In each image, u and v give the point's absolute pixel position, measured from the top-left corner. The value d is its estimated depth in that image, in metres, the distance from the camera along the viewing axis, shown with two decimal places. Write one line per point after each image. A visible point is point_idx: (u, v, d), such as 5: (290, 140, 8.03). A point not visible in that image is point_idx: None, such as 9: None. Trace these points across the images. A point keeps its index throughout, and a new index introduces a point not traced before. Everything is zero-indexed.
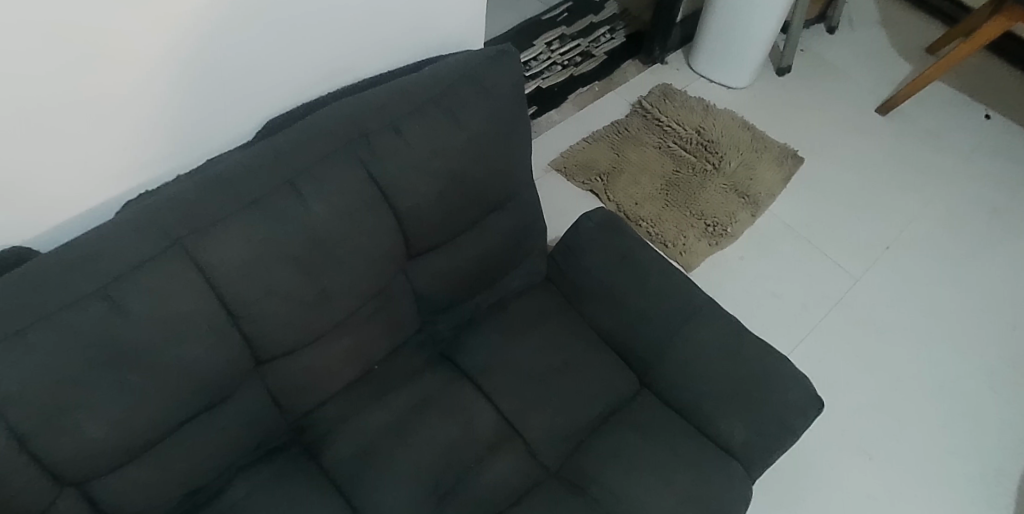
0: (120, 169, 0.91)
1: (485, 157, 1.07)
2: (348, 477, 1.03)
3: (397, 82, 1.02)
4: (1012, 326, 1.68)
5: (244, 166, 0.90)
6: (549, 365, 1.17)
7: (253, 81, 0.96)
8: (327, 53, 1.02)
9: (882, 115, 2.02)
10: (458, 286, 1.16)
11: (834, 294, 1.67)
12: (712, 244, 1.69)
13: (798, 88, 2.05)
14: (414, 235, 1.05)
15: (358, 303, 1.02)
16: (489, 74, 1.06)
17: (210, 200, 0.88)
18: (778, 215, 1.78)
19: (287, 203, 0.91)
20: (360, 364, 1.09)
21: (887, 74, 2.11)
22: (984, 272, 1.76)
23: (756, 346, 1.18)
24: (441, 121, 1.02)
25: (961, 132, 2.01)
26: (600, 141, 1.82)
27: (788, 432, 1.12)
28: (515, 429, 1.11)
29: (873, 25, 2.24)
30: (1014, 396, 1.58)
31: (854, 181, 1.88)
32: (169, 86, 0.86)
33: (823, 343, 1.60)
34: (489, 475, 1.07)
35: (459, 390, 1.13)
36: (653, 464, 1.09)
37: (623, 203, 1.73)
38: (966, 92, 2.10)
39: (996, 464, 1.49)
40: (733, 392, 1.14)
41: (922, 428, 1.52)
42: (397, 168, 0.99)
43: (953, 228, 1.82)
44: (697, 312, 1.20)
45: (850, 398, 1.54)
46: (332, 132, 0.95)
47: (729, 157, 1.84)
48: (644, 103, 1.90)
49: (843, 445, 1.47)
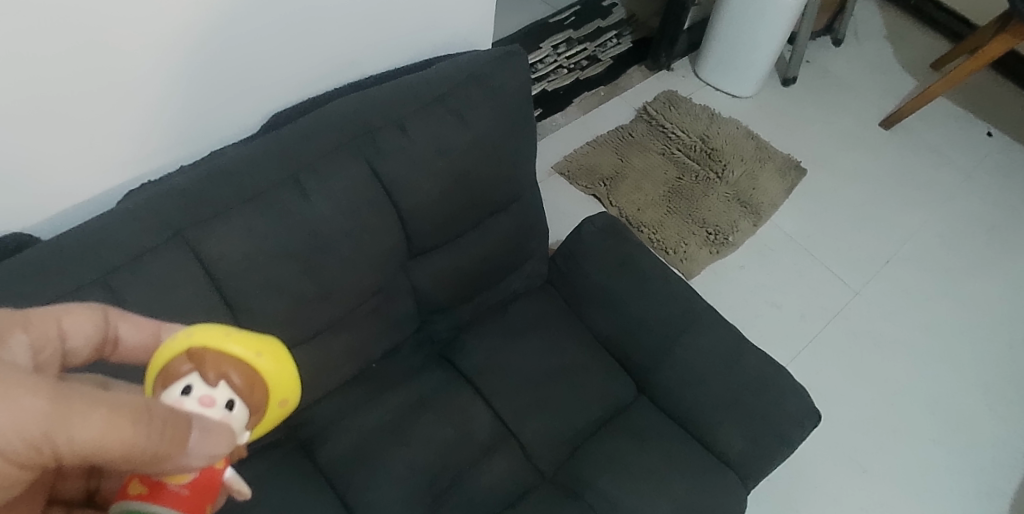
0: (124, 159, 0.91)
1: (490, 158, 1.06)
2: (343, 476, 1.02)
3: (404, 80, 1.02)
4: (1010, 344, 1.68)
5: (247, 158, 0.90)
6: (546, 368, 1.17)
7: (259, 74, 0.95)
8: (334, 49, 1.01)
9: (886, 129, 2.02)
10: (459, 288, 1.16)
11: (833, 307, 1.67)
12: (713, 253, 1.69)
13: (803, 100, 2.05)
14: (416, 233, 1.04)
15: (358, 300, 1.02)
16: (497, 76, 1.05)
17: (213, 192, 0.87)
18: (780, 226, 1.78)
19: (289, 198, 0.91)
20: (358, 362, 1.08)
21: (891, 89, 2.11)
22: (983, 289, 1.76)
23: (756, 356, 1.17)
24: (447, 121, 1.01)
25: (963, 149, 2.01)
26: (604, 146, 1.82)
27: (785, 444, 1.12)
28: (512, 433, 1.11)
29: (878, 40, 2.24)
30: (1010, 414, 1.58)
31: (856, 194, 1.88)
32: (176, 77, 0.86)
33: (821, 355, 1.60)
34: (484, 477, 1.07)
35: (457, 390, 1.13)
36: (649, 471, 1.09)
37: (625, 208, 1.72)
38: (970, 109, 2.10)
39: (990, 482, 1.48)
40: (732, 401, 1.14)
41: (918, 444, 1.51)
42: (401, 167, 0.99)
43: (953, 244, 1.82)
44: (697, 321, 1.20)
45: (846, 410, 1.53)
46: (337, 128, 0.95)
47: (732, 166, 1.84)
48: (649, 109, 1.90)
49: (837, 457, 1.47)
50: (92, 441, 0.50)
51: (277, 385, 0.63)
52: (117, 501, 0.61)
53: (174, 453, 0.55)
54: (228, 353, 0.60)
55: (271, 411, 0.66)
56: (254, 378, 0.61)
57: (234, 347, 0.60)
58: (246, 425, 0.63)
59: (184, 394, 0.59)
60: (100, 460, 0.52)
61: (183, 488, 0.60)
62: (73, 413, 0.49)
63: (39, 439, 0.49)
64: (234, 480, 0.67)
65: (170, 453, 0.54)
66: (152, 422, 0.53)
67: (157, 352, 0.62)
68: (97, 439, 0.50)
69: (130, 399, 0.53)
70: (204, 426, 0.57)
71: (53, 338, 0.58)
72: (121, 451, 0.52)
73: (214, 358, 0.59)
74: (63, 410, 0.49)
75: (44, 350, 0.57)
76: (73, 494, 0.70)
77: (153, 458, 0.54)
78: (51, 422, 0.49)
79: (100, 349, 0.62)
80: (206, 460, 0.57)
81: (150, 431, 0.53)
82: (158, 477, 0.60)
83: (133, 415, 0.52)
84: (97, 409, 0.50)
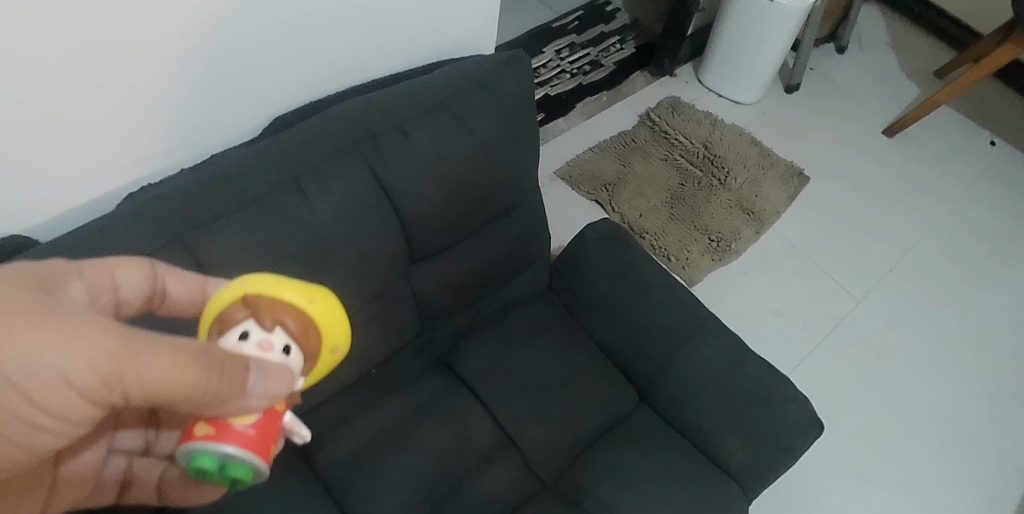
0: (126, 162, 0.90)
1: (492, 163, 1.06)
2: (342, 483, 1.02)
3: (407, 84, 1.01)
4: (1012, 355, 1.67)
5: (248, 162, 0.90)
6: (547, 376, 1.16)
7: (261, 78, 0.95)
8: (336, 53, 1.01)
9: (889, 137, 2.02)
10: (460, 294, 1.15)
11: (835, 315, 1.66)
12: (715, 260, 1.68)
13: (806, 107, 2.04)
14: (417, 239, 1.04)
15: (358, 305, 1.01)
16: (501, 80, 1.05)
17: (214, 196, 0.87)
18: (782, 233, 1.78)
19: (290, 202, 0.90)
20: (358, 368, 1.08)
21: (894, 97, 2.11)
22: (985, 299, 1.75)
23: (758, 365, 1.16)
24: (450, 126, 1.01)
25: (966, 157, 2.01)
26: (607, 151, 1.81)
27: (787, 454, 1.11)
28: (512, 440, 1.10)
29: (882, 47, 2.24)
30: (1012, 425, 1.57)
31: (858, 202, 1.87)
32: (177, 79, 0.85)
33: (823, 364, 1.59)
34: (483, 485, 1.06)
35: (457, 397, 1.12)
36: (649, 481, 1.08)
37: (627, 214, 1.72)
38: (973, 118, 2.10)
39: (992, 493, 1.48)
40: (734, 411, 1.13)
41: (920, 454, 1.50)
42: (402, 172, 0.98)
43: (955, 254, 1.81)
44: (699, 329, 1.19)
45: (848, 419, 1.53)
46: (339, 132, 0.94)
47: (735, 172, 1.84)
48: (652, 114, 1.89)
49: (839, 467, 1.46)
50: (157, 377, 0.56)
51: (327, 332, 0.67)
52: (183, 443, 0.61)
53: (236, 393, 0.58)
54: (282, 299, 0.64)
55: (323, 358, 0.70)
56: (309, 325, 0.65)
57: (288, 293, 0.64)
58: (302, 371, 0.66)
59: (242, 339, 0.63)
60: (169, 397, 0.57)
61: (249, 428, 0.61)
62: (139, 352, 0.55)
63: (110, 376, 0.55)
64: (293, 425, 0.70)
65: (231, 392, 0.58)
66: (211, 362, 0.58)
67: (213, 300, 0.67)
68: (161, 377, 0.56)
69: (190, 343, 0.58)
70: (263, 367, 0.60)
71: (107, 289, 0.66)
72: (184, 390, 0.57)
73: (269, 304, 0.63)
74: (128, 349, 0.55)
75: (101, 297, 0.65)
76: (133, 446, 0.81)
77: (214, 396, 0.57)
78: (120, 361, 0.55)
79: (148, 302, 0.70)
80: (267, 401, 0.60)
81: (209, 373, 0.57)
82: (225, 416, 0.60)
83: (194, 355, 0.57)
84: (162, 349, 0.56)
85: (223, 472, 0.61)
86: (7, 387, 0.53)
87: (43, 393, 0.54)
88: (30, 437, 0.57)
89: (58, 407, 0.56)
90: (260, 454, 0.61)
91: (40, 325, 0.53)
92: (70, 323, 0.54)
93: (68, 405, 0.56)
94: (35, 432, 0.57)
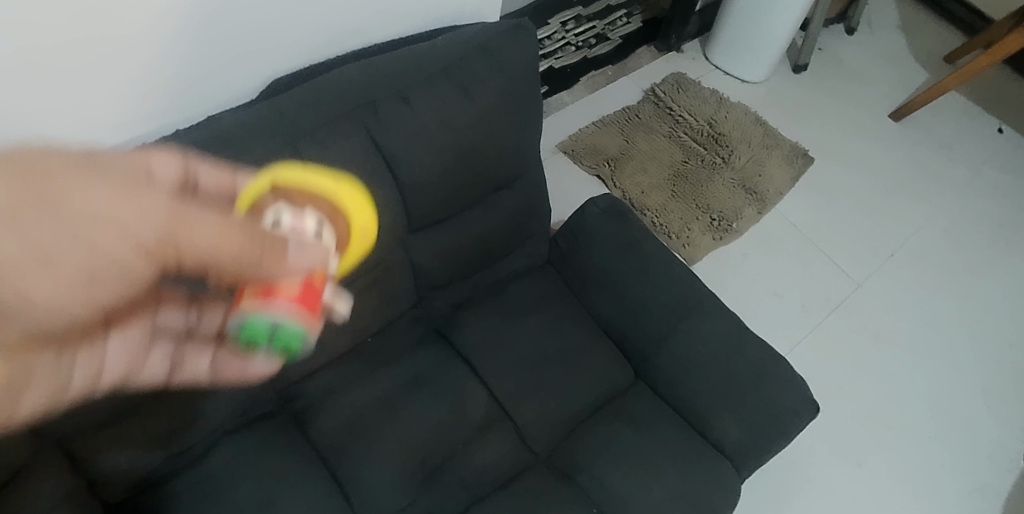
0: (120, 120, 0.88)
1: (493, 134, 1.04)
2: (335, 450, 1.02)
3: (409, 50, 0.98)
4: (1009, 344, 1.67)
5: (246, 123, 0.88)
6: (543, 350, 1.15)
7: (260, 38, 0.92)
8: (337, 14, 0.98)
9: (895, 121, 1.99)
10: (459, 265, 1.14)
11: (834, 298, 1.66)
12: (716, 239, 1.67)
13: (813, 88, 2.02)
14: (416, 208, 1.02)
15: (354, 274, 1.00)
16: (504, 49, 1.02)
17: (209, 157, 0.85)
18: (784, 214, 1.76)
19: (288, 167, 0.89)
20: (354, 336, 1.07)
21: (903, 81, 2.08)
22: (986, 287, 1.74)
23: (756, 346, 1.16)
24: (452, 94, 0.99)
25: (972, 144, 1.98)
26: (610, 126, 1.79)
27: (781, 434, 1.11)
28: (506, 413, 1.10)
29: (892, 29, 2.20)
30: (1007, 413, 1.57)
31: (863, 186, 1.85)
32: (173, 36, 0.83)
33: (821, 347, 1.59)
34: (477, 456, 1.06)
35: (452, 368, 1.11)
36: (643, 458, 1.08)
37: (628, 191, 1.70)
38: (981, 104, 2.08)
39: (984, 480, 1.48)
40: (729, 390, 1.13)
41: (913, 439, 1.51)
42: (402, 139, 0.96)
43: (958, 241, 1.80)
44: (698, 307, 1.18)
45: (843, 403, 1.53)
46: (338, 95, 0.92)
47: (739, 151, 1.82)
48: (657, 90, 1.87)
49: (832, 450, 1.46)
50: (219, 244, 0.74)
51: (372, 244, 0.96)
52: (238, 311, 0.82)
53: (273, 263, 0.76)
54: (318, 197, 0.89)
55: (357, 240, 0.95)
56: (336, 211, 0.89)
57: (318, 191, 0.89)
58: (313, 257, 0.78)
59: (273, 222, 0.79)
60: (227, 265, 0.76)
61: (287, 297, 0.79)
62: (197, 221, 0.72)
63: (161, 235, 0.71)
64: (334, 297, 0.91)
65: (272, 262, 0.76)
66: (255, 235, 0.75)
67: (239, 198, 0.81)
68: (219, 245, 0.74)
69: (243, 218, 0.76)
70: (296, 242, 0.78)
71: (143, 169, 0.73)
72: (237, 255, 0.75)
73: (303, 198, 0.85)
74: (190, 218, 0.72)
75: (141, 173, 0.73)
76: (126, 349, 0.81)
77: (258, 264, 0.76)
78: (180, 225, 0.72)
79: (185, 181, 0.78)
80: (301, 271, 0.77)
81: (257, 242, 0.75)
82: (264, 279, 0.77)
83: (243, 227, 0.75)
84: (217, 221, 0.73)
85: (274, 336, 0.82)
86: (70, 241, 0.64)
87: (100, 238, 0.66)
88: (96, 281, 0.68)
89: (107, 252, 0.67)
90: (306, 320, 0.82)
91: (88, 178, 0.65)
92: (128, 189, 0.69)
93: (118, 250, 0.68)
94: (95, 278, 0.68)
